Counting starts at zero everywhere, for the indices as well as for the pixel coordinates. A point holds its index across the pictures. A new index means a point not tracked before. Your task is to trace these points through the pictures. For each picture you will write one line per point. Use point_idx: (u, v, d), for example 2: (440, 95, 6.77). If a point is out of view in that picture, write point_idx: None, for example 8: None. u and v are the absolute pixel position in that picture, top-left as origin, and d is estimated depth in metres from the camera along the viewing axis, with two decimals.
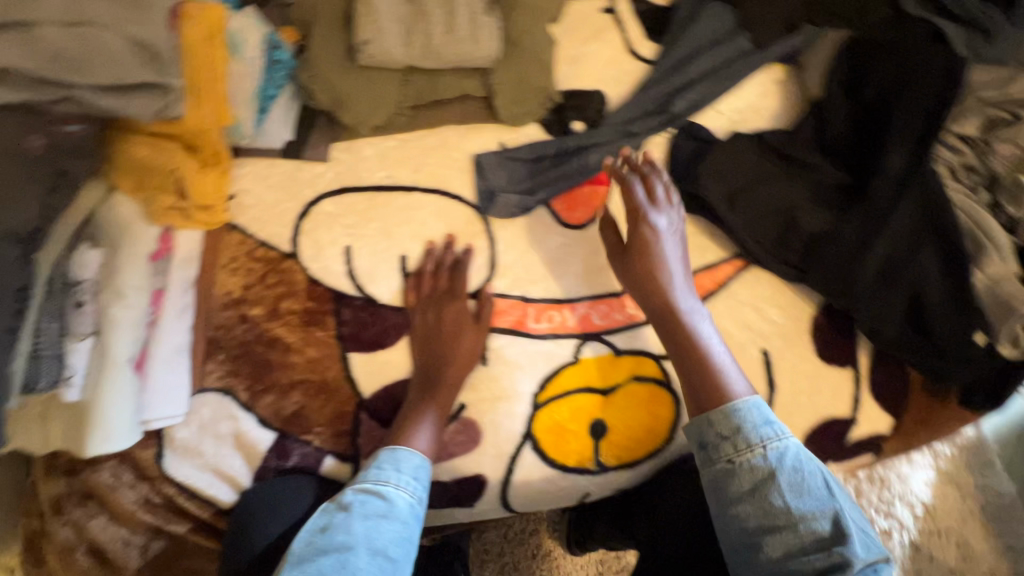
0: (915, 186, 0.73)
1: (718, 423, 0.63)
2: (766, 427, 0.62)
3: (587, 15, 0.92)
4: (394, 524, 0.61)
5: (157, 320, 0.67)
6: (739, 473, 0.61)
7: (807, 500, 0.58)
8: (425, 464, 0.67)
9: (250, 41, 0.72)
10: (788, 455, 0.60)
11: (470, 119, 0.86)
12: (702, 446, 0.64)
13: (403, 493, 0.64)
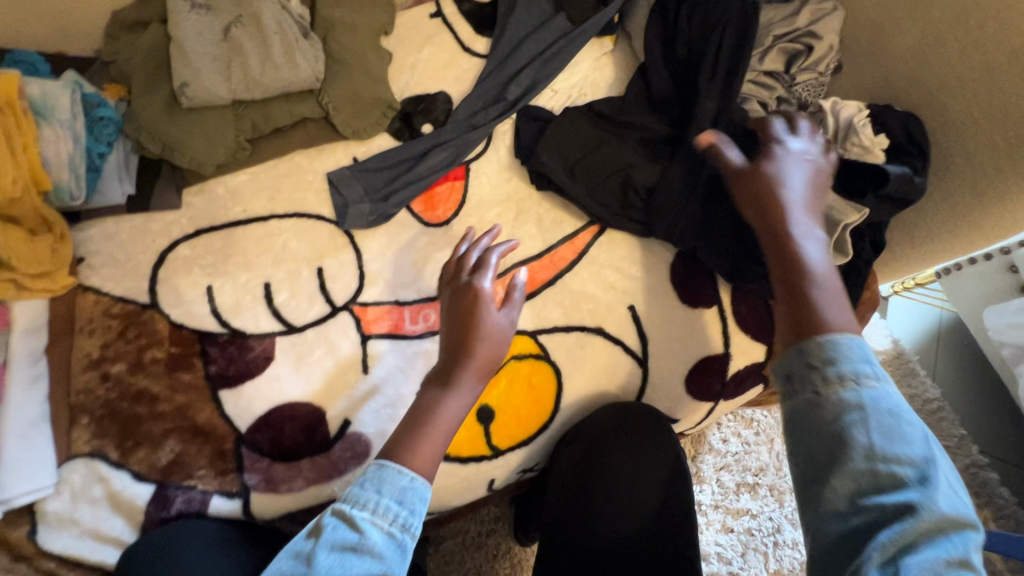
0: (721, 130, 0.80)
1: (811, 350, 0.45)
2: (867, 362, 0.44)
3: (418, 21, 0.94)
4: (366, 564, 0.45)
5: (3, 396, 0.67)
6: (823, 406, 0.44)
7: (903, 447, 0.41)
8: (417, 485, 0.50)
9: (60, 102, 0.71)
10: (884, 396, 0.43)
11: (317, 140, 0.87)
12: (783, 377, 0.47)
13: (381, 522, 0.47)
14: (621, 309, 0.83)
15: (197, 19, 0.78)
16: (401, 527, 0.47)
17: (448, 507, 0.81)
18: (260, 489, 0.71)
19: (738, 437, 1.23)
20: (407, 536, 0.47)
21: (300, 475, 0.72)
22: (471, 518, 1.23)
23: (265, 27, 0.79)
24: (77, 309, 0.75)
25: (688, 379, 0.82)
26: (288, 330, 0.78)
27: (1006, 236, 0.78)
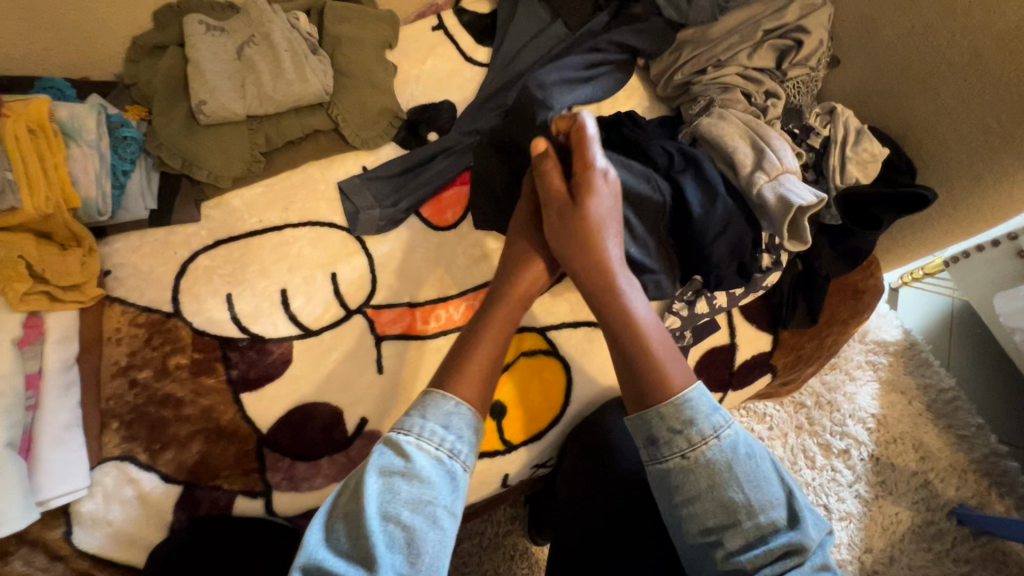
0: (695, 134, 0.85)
1: (670, 416, 0.56)
2: (717, 414, 0.56)
3: (421, 35, 0.98)
4: (416, 484, 0.53)
5: (38, 403, 0.69)
6: (695, 469, 0.55)
7: (760, 484, 0.55)
8: (460, 412, 0.58)
9: (89, 125, 0.75)
10: (737, 441, 0.56)
11: (328, 152, 0.90)
12: (651, 442, 0.57)
13: (428, 447, 0.55)
14: None
15: (212, 40, 0.82)
16: (446, 452, 0.56)
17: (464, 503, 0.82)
18: (283, 488, 0.74)
19: None
20: (452, 461, 0.56)
21: (320, 472, 0.75)
22: (486, 520, 1.24)
23: (276, 45, 0.83)
24: (105, 318, 0.78)
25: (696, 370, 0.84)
26: (305, 334, 0.81)
27: (1005, 218, 0.79)
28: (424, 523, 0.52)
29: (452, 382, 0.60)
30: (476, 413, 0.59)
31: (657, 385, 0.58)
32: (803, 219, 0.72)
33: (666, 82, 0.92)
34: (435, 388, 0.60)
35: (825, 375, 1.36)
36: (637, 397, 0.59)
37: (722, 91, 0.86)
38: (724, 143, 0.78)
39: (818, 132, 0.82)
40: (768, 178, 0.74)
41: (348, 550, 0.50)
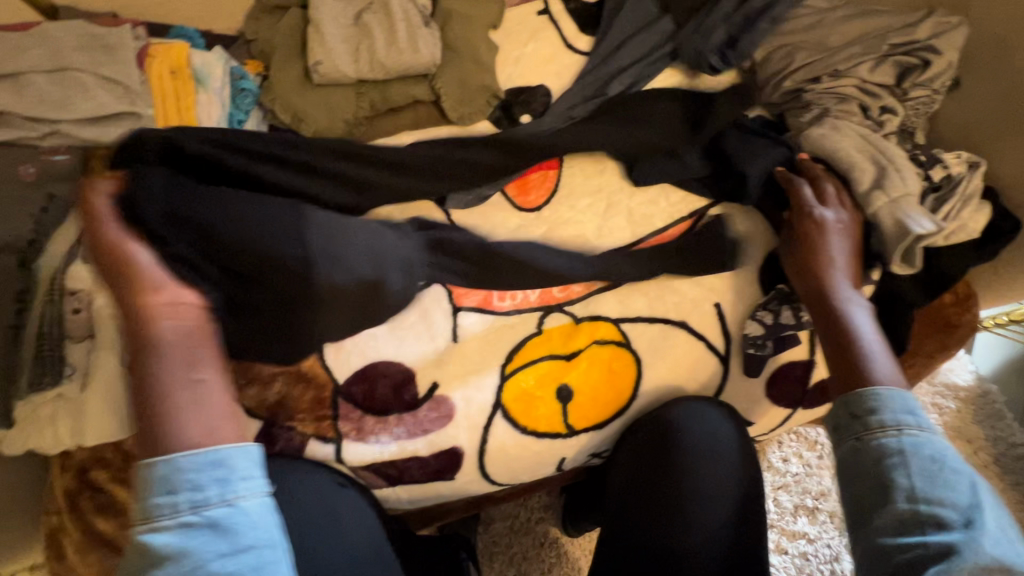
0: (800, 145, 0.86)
1: (853, 399, 0.57)
2: (907, 414, 0.54)
3: (525, 18, 0.99)
4: (169, 568, 0.44)
5: None
6: (867, 452, 0.53)
7: (939, 485, 0.50)
8: (179, 464, 0.47)
9: (216, 73, 0.78)
10: (925, 444, 0.52)
11: (426, 122, 0.92)
12: (835, 426, 0.58)
13: (163, 525, 0.45)
14: (704, 305, 0.83)
15: (333, 4, 0.86)
16: (190, 510, 0.46)
17: (519, 479, 0.84)
18: (352, 438, 0.77)
19: (800, 458, 1.22)
20: (206, 511, 0.46)
21: (388, 428, 0.78)
22: (521, 505, 1.25)
23: (392, 15, 0.86)
24: None
25: (768, 383, 0.83)
26: None
27: None
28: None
29: (159, 434, 0.51)
30: (214, 448, 0.49)
31: (855, 375, 0.60)
32: (918, 246, 0.75)
33: (775, 87, 0.91)
34: (148, 459, 0.49)
35: None
36: (841, 381, 0.61)
37: (837, 102, 0.85)
38: (839, 156, 0.81)
39: (944, 164, 0.80)
40: (887, 199, 0.76)
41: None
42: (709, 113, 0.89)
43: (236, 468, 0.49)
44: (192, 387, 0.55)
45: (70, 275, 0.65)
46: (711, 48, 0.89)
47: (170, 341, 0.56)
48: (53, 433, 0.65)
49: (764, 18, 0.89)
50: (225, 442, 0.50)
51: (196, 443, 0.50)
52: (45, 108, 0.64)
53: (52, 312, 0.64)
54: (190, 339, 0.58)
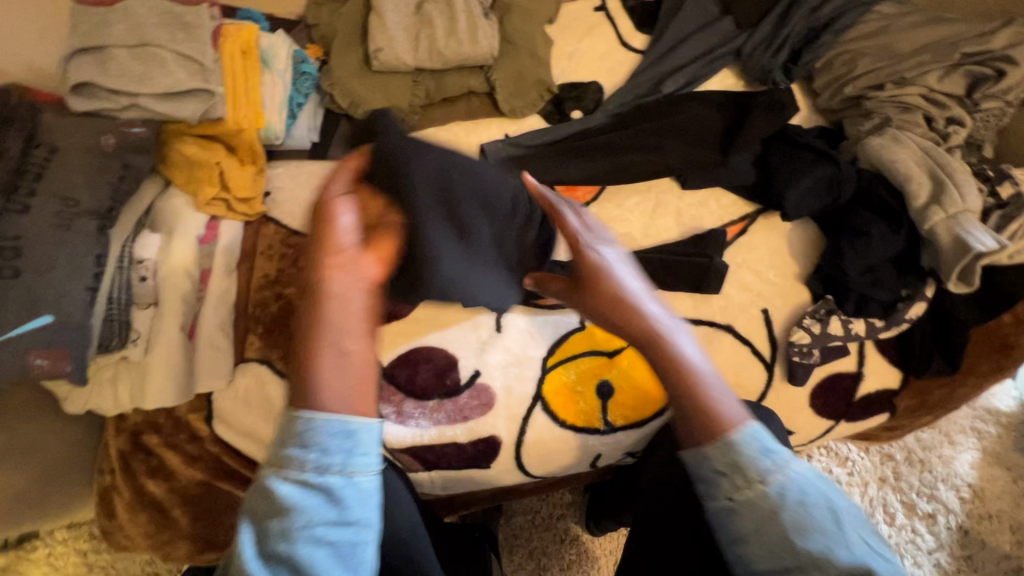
0: (861, 154, 0.83)
1: (715, 455, 0.45)
2: (767, 455, 0.45)
3: (582, 14, 0.98)
4: (287, 523, 0.40)
5: (206, 295, 0.76)
6: (743, 514, 0.44)
7: (829, 535, 0.43)
8: (318, 425, 0.41)
9: (280, 56, 0.81)
10: (801, 480, 0.45)
11: (478, 113, 0.92)
12: (699, 479, 0.47)
13: (291, 478, 0.41)
14: (753, 310, 0.81)
15: None
16: (312, 472, 0.41)
17: (553, 473, 0.84)
18: (392, 420, 0.78)
19: (828, 472, 1.20)
20: (328, 478, 0.41)
21: (428, 413, 0.79)
22: (544, 500, 1.21)
23: (455, 6, 0.86)
24: (261, 234, 0.81)
25: (814, 393, 0.81)
26: None
27: None
28: (309, 558, 0.39)
29: (307, 391, 0.43)
30: (347, 416, 0.42)
31: (704, 425, 0.46)
32: (978, 265, 0.70)
33: (834, 93, 0.90)
34: (297, 402, 0.43)
35: (921, 432, 1.26)
36: (684, 437, 0.48)
37: (901, 111, 0.83)
38: (896, 168, 0.77)
39: (1014, 181, 0.77)
40: (945, 214, 0.72)
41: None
42: (778, 116, 0.85)
43: (363, 440, 0.43)
44: (337, 358, 0.44)
45: (138, 248, 0.71)
46: (778, 62, 0.89)
47: (343, 309, 0.45)
48: (115, 392, 0.70)
49: (829, 31, 0.89)
50: (364, 412, 0.43)
51: (328, 407, 0.42)
52: (126, 81, 0.64)
53: (121, 279, 0.68)
54: (366, 319, 0.46)
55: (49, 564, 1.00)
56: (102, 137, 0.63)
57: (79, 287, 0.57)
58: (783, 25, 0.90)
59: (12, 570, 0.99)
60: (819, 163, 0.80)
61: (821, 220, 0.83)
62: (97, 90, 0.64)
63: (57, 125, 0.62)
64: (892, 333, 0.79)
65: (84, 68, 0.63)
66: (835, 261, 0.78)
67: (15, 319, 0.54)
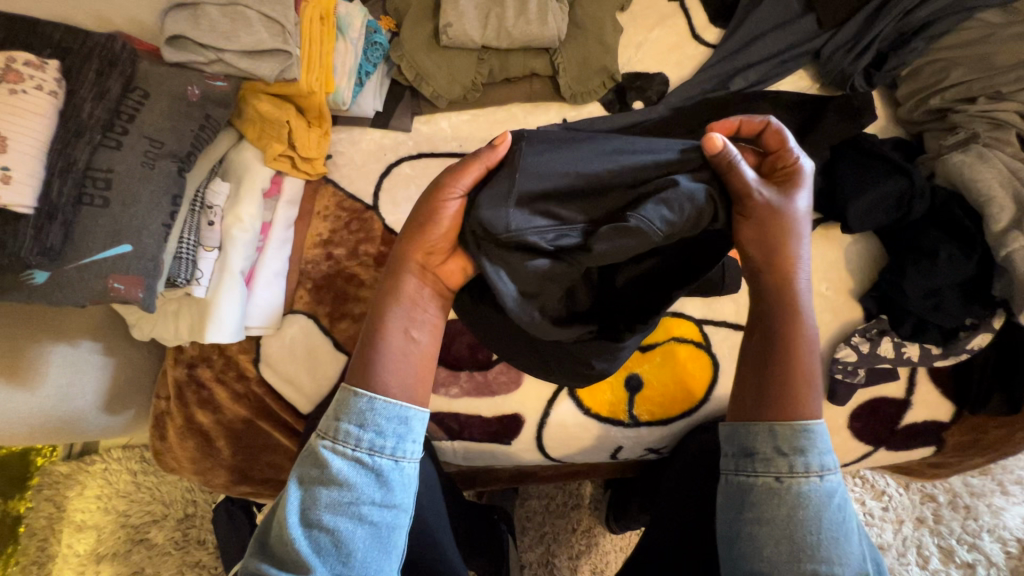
0: (940, 171, 0.78)
1: (782, 437, 0.51)
2: (828, 457, 0.51)
3: (655, 2, 0.95)
4: (334, 490, 0.47)
5: (264, 246, 0.80)
6: (781, 496, 0.50)
7: (842, 541, 0.49)
8: (375, 408, 0.48)
9: (354, 24, 0.84)
10: (836, 490, 0.51)
11: (538, 98, 0.93)
12: (746, 453, 0.53)
13: (343, 450, 0.48)
14: None
15: None
16: (367, 451, 0.48)
17: (572, 459, 0.85)
18: None
19: (861, 504, 1.14)
20: (377, 457, 0.48)
21: (457, 384, 0.80)
22: (561, 486, 1.19)
23: None
24: (319, 196, 0.87)
25: (854, 414, 0.78)
26: None
27: None
28: (347, 527, 0.46)
29: (373, 371, 0.51)
30: (395, 400, 0.50)
31: (783, 395, 0.52)
32: None
33: (917, 104, 0.85)
34: (354, 384, 0.51)
35: (970, 476, 1.17)
36: (755, 398, 0.54)
37: (991, 128, 0.79)
38: (977, 188, 0.73)
39: None
40: None
41: (281, 550, 0.46)
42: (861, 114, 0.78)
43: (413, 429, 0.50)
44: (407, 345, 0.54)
45: (210, 194, 0.76)
46: (859, 67, 0.85)
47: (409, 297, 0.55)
48: (176, 323, 0.75)
49: (921, 36, 0.84)
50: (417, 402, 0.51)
51: (385, 386, 0.51)
52: (213, 36, 0.68)
53: (192, 221, 0.73)
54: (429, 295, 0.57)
55: (104, 478, 1.10)
56: (187, 87, 0.68)
57: (156, 222, 0.63)
58: (870, 26, 0.85)
59: (74, 479, 1.10)
60: (888, 175, 0.76)
61: (885, 234, 0.80)
62: (188, 43, 0.69)
63: (151, 72, 0.67)
64: (947, 361, 0.75)
65: (178, 22, 0.67)
66: (894, 280, 0.74)
67: (100, 244, 0.60)
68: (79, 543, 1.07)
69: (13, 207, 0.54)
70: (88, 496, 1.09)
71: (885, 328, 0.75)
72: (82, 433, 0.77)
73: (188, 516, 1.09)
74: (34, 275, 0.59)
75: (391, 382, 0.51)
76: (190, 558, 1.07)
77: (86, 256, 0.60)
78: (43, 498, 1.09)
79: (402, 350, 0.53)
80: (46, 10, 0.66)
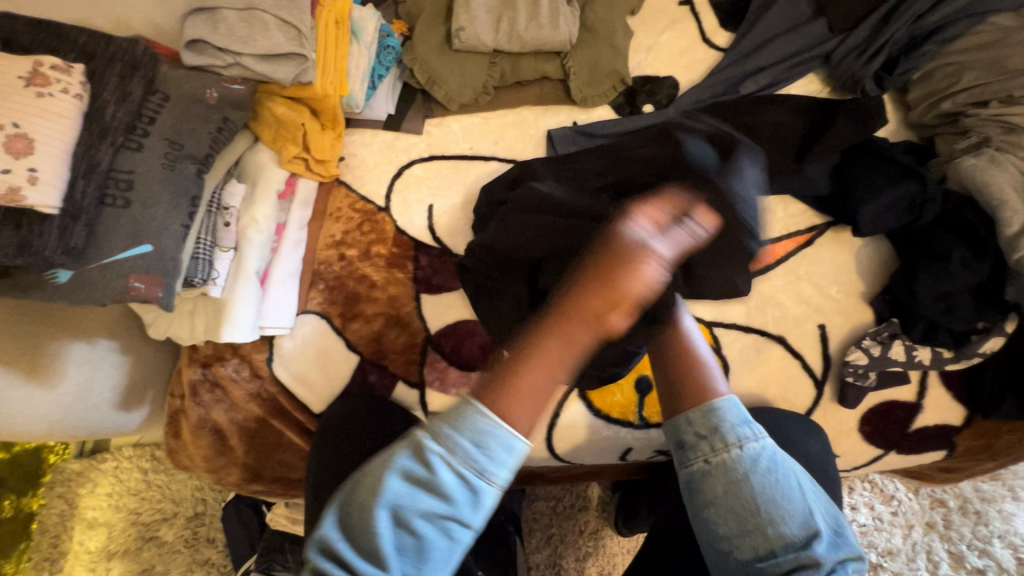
0: (952, 175, 0.78)
1: (696, 421, 0.57)
2: (744, 426, 0.56)
3: (666, 6, 0.96)
4: (434, 499, 0.47)
5: (279, 247, 0.81)
6: (714, 475, 0.54)
7: (781, 499, 0.53)
8: (492, 435, 0.48)
9: (368, 28, 0.85)
10: (764, 454, 0.55)
11: (549, 100, 0.93)
12: (679, 446, 0.58)
13: (453, 462, 0.47)
14: (809, 325, 0.78)
15: None
16: (473, 471, 0.48)
17: (581, 460, 0.85)
18: (435, 387, 0.81)
19: (870, 508, 1.14)
20: (482, 480, 0.48)
21: (468, 384, 0.81)
22: (569, 488, 1.19)
23: None
24: (332, 197, 0.88)
25: (865, 418, 0.78)
26: None
27: None
28: (434, 535, 0.47)
29: (493, 395, 0.51)
30: (514, 432, 0.49)
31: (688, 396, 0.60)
32: None
33: (928, 108, 0.86)
34: (475, 401, 0.50)
35: (980, 481, 1.16)
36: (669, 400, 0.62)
37: (1004, 132, 0.78)
38: (990, 192, 0.73)
39: None
40: None
41: (359, 537, 0.48)
42: (872, 118, 0.78)
43: (505, 459, 0.48)
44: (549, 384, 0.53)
45: (226, 196, 0.77)
46: (870, 70, 0.85)
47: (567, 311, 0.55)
48: (192, 323, 0.76)
49: (933, 41, 0.84)
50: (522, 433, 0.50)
51: (503, 411, 0.50)
52: (232, 41, 0.69)
53: (209, 222, 0.74)
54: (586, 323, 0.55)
55: (116, 476, 1.11)
56: (206, 90, 0.69)
57: (175, 223, 0.64)
58: (881, 31, 0.85)
59: (87, 476, 1.11)
60: (897, 178, 0.76)
61: (896, 237, 0.80)
62: (206, 47, 0.70)
63: (171, 76, 0.68)
64: (959, 364, 0.75)
65: (198, 27, 0.69)
66: (905, 283, 0.75)
67: (121, 244, 0.61)
68: (92, 540, 1.08)
69: (39, 207, 0.55)
70: (101, 494, 1.10)
71: (898, 331, 0.75)
72: (99, 430, 0.78)
73: (198, 514, 1.10)
74: (58, 274, 0.61)
75: (513, 407, 0.50)
76: (200, 556, 1.08)
77: (107, 256, 0.61)
78: (56, 495, 1.10)
79: (545, 389, 0.52)
80: (69, 15, 0.68)
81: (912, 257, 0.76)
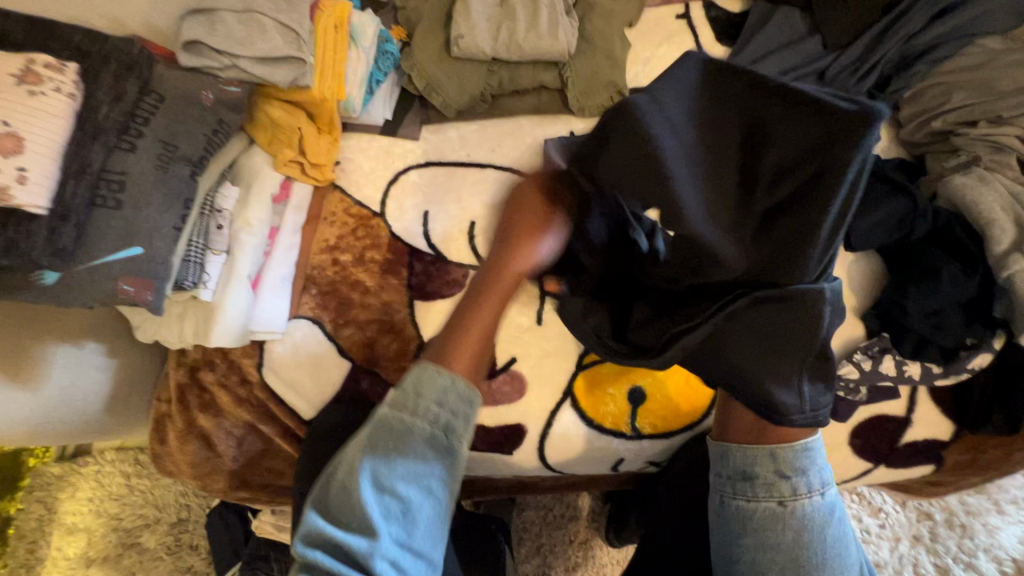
0: (942, 193, 0.80)
1: (781, 463, 0.58)
2: (822, 475, 0.58)
3: (663, 19, 0.97)
4: (411, 460, 0.49)
5: (271, 251, 0.80)
6: (786, 519, 0.57)
7: (842, 553, 0.56)
8: (454, 387, 0.51)
9: (367, 34, 0.84)
10: (834, 506, 0.58)
11: (545, 109, 0.94)
12: (750, 479, 0.59)
13: (419, 423, 0.50)
14: None
15: None
16: (441, 427, 0.50)
17: (573, 470, 0.85)
18: None
19: (858, 520, 1.14)
20: (450, 434, 0.51)
21: None
22: (559, 497, 1.18)
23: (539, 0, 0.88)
24: (327, 202, 0.86)
25: (855, 431, 0.78)
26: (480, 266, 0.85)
27: None
28: (418, 497, 0.49)
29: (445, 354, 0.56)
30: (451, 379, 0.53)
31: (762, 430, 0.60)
32: None
33: (919, 126, 0.87)
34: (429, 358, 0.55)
35: (966, 495, 1.17)
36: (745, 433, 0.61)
37: (991, 151, 0.81)
38: (978, 210, 0.74)
39: None
40: None
41: (342, 516, 0.48)
42: None
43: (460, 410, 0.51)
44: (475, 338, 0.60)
45: (219, 198, 0.76)
46: (863, 88, 0.87)
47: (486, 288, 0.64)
48: (181, 325, 0.75)
49: (923, 61, 0.85)
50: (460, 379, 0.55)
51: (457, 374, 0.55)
52: (229, 43, 0.69)
53: (201, 225, 0.74)
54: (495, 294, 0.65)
55: (97, 480, 1.09)
56: (201, 92, 0.68)
57: (167, 225, 0.63)
58: (875, 48, 0.86)
59: (66, 480, 1.08)
60: (895, 194, 0.76)
61: (888, 253, 0.80)
62: (203, 48, 0.69)
63: (166, 76, 0.67)
64: (948, 381, 0.75)
65: (195, 28, 0.68)
66: (896, 298, 0.75)
67: (111, 246, 0.61)
68: (70, 546, 1.05)
69: (26, 206, 0.54)
70: (80, 498, 1.08)
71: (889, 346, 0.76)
72: (82, 434, 0.76)
73: (181, 520, 1.08)
74: (44, 275, 0.59)
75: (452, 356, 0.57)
76: (183, 563, 1.06)
77: (97, 257, 0.60)
78: (34, 499, 1.07)
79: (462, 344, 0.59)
80: (63, 12, 0.66)
81: (903, 273, 0.77)
